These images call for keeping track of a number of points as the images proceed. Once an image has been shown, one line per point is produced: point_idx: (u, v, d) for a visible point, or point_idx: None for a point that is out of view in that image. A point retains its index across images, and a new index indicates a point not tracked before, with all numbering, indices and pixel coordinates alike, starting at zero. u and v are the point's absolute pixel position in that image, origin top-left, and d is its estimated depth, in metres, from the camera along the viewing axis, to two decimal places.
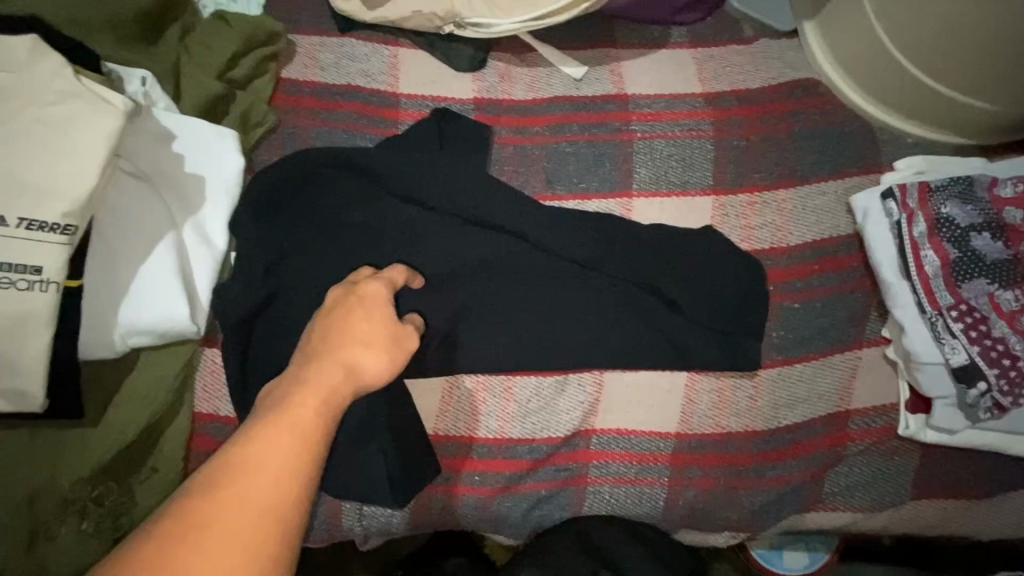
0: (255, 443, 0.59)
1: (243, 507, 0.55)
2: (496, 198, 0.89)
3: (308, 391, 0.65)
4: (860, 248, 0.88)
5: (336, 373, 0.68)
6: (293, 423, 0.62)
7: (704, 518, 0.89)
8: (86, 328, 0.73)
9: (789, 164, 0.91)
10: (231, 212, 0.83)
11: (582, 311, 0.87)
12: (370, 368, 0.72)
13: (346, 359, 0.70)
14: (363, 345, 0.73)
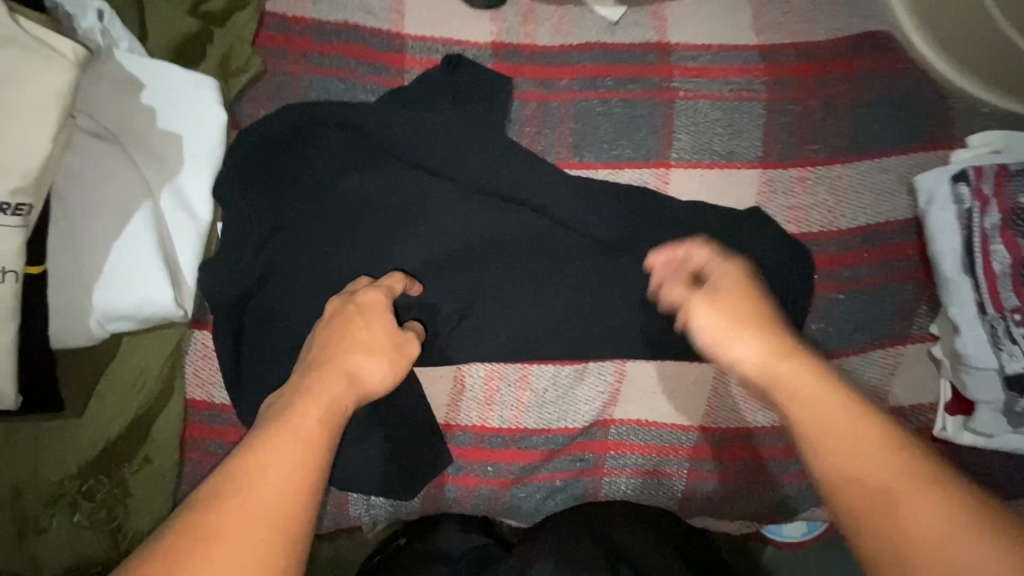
0: (254, 455, 0.51)
1: (244, 528, 0.47)
2: (514, 171, 0.79)
3: (309, 398, 0.58)
4: (918, 235, 0.79)
5: (337, 382, 0.61)
6: (295, 432, 0.54)
7: (721, 512, 0.87)
8: (56, 314, 0.65)
9: (847, 135, 0.80)
10: (214, 177, 0.73)
11: (609, 298, 0.79)
12: (372, 377, 0.64)
13: (346, 368, 0.63)
14: (362, 352, 0.65)
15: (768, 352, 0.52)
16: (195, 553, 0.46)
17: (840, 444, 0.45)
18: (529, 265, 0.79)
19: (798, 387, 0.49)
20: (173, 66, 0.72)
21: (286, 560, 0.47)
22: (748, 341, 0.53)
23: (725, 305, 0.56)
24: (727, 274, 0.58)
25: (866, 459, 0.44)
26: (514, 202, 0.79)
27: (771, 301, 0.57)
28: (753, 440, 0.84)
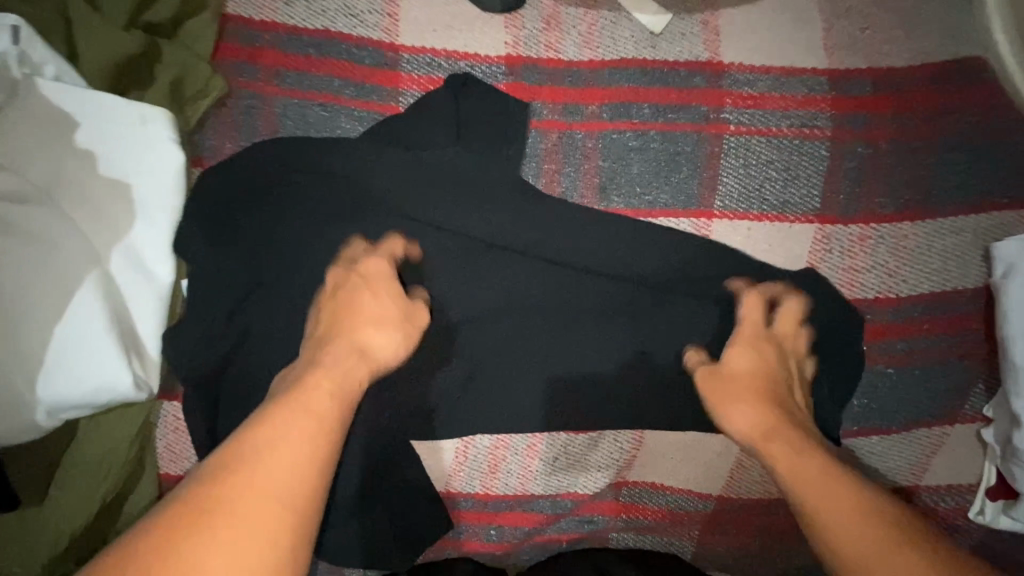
0: (268, 426, 0.47)
1: (262, 500, 0.42)
2: (527, 220, 0.67)
3: (320, 372, 0.53)
4: (987, 306, 0.69)
5: (348, 359, 0.56)
6: (309, 408, 0.49)
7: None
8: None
9: (921, 185, 0.68)
10: (174, 231, 0.62)
11: (636, 371, 0.68)
12: (383, 349, 0.59)
13: (355, 343, 0.57)
14: (372, 324, 0.59)
15: (758, 414, 0.59)
16: (207, 527, 0.40)
17: (817, 495, 0.51)
18: (541, 330, 0.68)
19: (773, 445, 0.56)
20: (113, 97, 0.59)
21: (303, 536, 0.42)
22: (745, 410, 0.60)
23: (736, 373, 0.62)
24: (747, 330, 0.64)
25: (836, 511, 0.50)
26: (527, 255, 0.67)
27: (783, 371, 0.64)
28: (773, 509, 0.79)
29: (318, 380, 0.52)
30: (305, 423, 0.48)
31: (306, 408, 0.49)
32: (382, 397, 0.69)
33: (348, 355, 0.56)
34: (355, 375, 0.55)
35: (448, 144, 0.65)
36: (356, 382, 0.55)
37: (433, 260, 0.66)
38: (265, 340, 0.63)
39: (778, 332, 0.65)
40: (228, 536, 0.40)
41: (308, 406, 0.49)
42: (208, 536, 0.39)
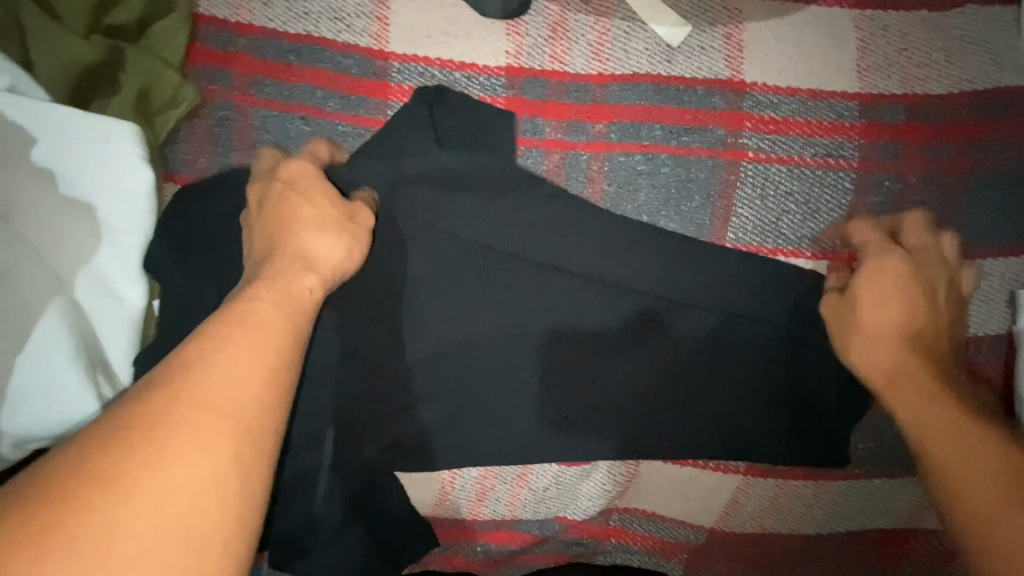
0: (215, 342, 0.40)
1: (209, 423, 0.36)
2: (522, 246, 0.62)
3: (263, 284, 0.46)
4: (1007, 355, 0.65)
5: (285, 268, 0.49)
6: (258, 326, 0.42)
7: None
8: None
9: (948, 225, 0.64)
10: (144, 252, 0.58)
11: (632, 408, 0.66)
12: (328, 254, 0.51)
13: (292, 250, 0.50)
14: (310, 230, 0.52)
15: (900, 345, 0.56)
16: (141, 452, 0.34)
17: (952, 450, 0.50)
18: (534, 361, 0.65)
19: (913, 384, 0.54)
20: (71, 109, 0.55)
21: (258, 463, 0.37)
22: (890, 341, 0.56)
23: (876, 294, 0.57)
24: (885, 256, 0.59)
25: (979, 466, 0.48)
26: (522, 283, 0.64)
27: (919, 303, 0.57)
28: (768, 545, 0.76)
29: (263, 298, 0.45)
30: (250, 340, 0.41)
31: (249, 325, 0.42)
32: (363, 424, 0.65)
33: (298, 264, 0.49)
34: (309, 295, 0.48)
35: (438, 163, 0.61)
36: (309, 299, 0.47)
37: (421, 287, 0.63)
38: None
39: (923, 256, 0.59)
40: (165, 461, 0.34)
41: (254, 323, 0.42)
42: (143, 463, 0.34)
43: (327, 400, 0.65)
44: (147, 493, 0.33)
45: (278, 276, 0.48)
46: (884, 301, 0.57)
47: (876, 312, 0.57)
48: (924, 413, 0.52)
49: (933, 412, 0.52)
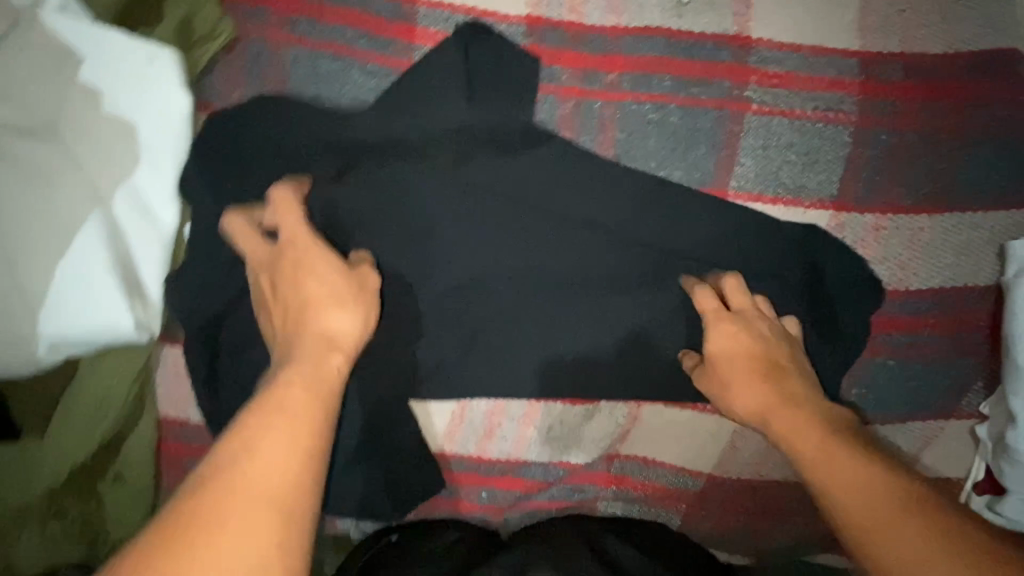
0: (252, 426, 0.46)
1: (252, 505, 0.41)
2: (536, 185, 0.66)
3: (292, 368, 0.52)
4: (995, 304, 0.69)
5: (310, 348, 0.54)
6: (294, 411, 0.48)
7: (721, 556, 0.83)
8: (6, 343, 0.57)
9: (942, 179, 0.67)
10: (179, 175, 0.61)
11: (630, 344, 0.71)
12: (346, 331, 0.57)
13: (315, 331, 0.56)
14: (328, 307, 0.57)
15: (765, 400, 0.64)
16: (193, 544, 0.38)
17: (843, 493, 0.53)
18: (545, 296, 0.69)
19: (786, 427, 0.62)
20: (118, 33, 0.59)
21: (297, 537, 0.41)
22: (749, 397, 0.65)
23: (727, 361, 0.67)
24: (717, 325, 0.66)
25: (850, 486, 0.53)
26: (535, 221, 0.67)
27: (766, 358, 0.66)
28: (761, 490, 0.80)
29: (292, 380, 0.51)
30: (290, 422, 0.47)
31: (284, 407, 0.48)
32: (381, 352, 0.69)
33: (317, 344, 0.55)
34: (335, 375, 0.53)
35: (460, 103, 0.65)
36: (335, 376, 0.53)
37: (439, 221, 0.66)
38: None
39: (746, 316, 0.67)
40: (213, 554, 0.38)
41: (289, 405, 0.48)
42: (199, 552, 0.37)
43: None
44: (207, 568, 0.37)
45: (305, 358, 0.53)
46: (731, 362, 0.67)
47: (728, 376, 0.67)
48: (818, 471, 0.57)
49: (808, 452, 0.59)
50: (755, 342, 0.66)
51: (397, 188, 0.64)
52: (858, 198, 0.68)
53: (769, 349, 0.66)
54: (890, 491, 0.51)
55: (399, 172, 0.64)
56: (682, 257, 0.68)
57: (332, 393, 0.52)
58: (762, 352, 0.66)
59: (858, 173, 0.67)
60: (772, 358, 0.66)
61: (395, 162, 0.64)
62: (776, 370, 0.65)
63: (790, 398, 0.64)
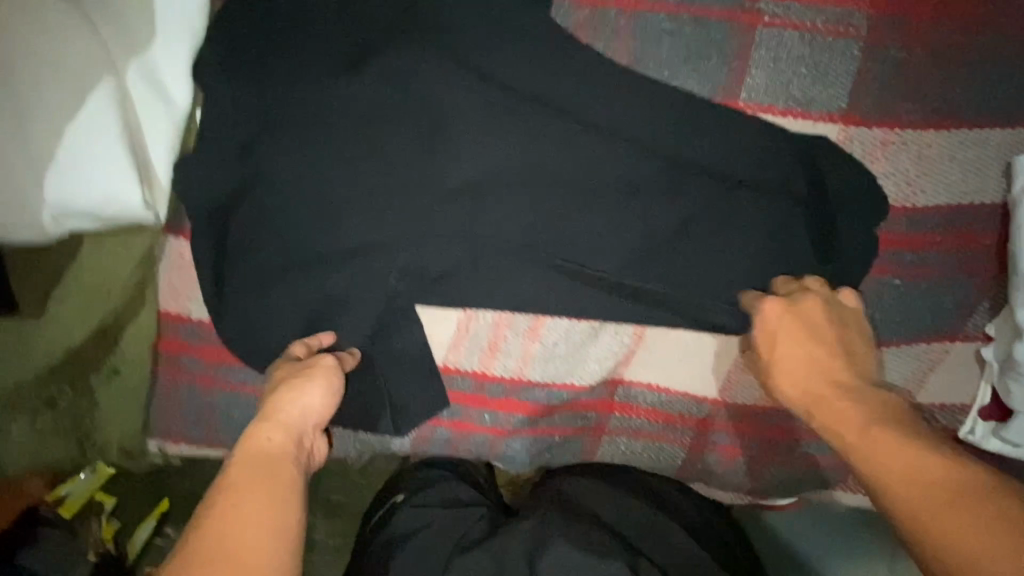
0: (215, 527, 0.48)
1: None
2: (550, 87, 0.66)
3: (247, 452, 0.55)
4: (1002, 223, 0.70)
5: (268, 425, 0.57)
6: (259, 490, 0.51)
7: (718, 494, 0.84)
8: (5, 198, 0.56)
9: (951, 95, 0.67)
10: (193, 54, 0.61)
11: (637, 256, 0.70)
12: (304, 407, 0.59)
13: (276, 407, 0.58)
14: (289, 387, 0.59)
15: (817, 390, 0.60)
16: None
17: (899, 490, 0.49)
18: (553, 202, 0.68)
19: (833, 418, 0.57)
20: None
21: None
22: (803, 383, 0.62)
23: (778, 350, 0.63)
24: (769, 315, 0.64)
25: (905, 487, 0.48)
26: (545, 123, 0.66)
27: (821, 336, 0.63)
28: (766, 419, 0.80)
29: (251, 463, 0.53)
30: (253, 504, 0.50)
31: (246, 490, 0.51)
32: (382, 255, 0.67)
33: (277, 418, 0.57)
34: (292, 447, 0.56)
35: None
36: (290, 449, 0.56)
37: (449, 120, 0.66)
38: (277, 178, 0.64)
39: (797, 301, 0.64)
40: None
41: (251, 487, 0.51)
42: None
43: (351, 224, 0.66)
44: None
45: (263, 434, 0.56)
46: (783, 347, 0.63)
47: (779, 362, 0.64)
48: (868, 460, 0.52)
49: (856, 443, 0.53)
50: (809, 320, 0.63)
51: (410, 83, 0.65)
52: (866, 114, 0.68)
53: (825, 328, 0.63)
54: (943, 492, 0.46)
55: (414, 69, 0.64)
56: (689, 166, 0.67)
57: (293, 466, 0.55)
58: (817, 331, 0.63)
59: (868, 88, 0.67)
60: (828, 335, 0.63)
61: (407, 56, 0.64)
62: (834, 348, 0.63)
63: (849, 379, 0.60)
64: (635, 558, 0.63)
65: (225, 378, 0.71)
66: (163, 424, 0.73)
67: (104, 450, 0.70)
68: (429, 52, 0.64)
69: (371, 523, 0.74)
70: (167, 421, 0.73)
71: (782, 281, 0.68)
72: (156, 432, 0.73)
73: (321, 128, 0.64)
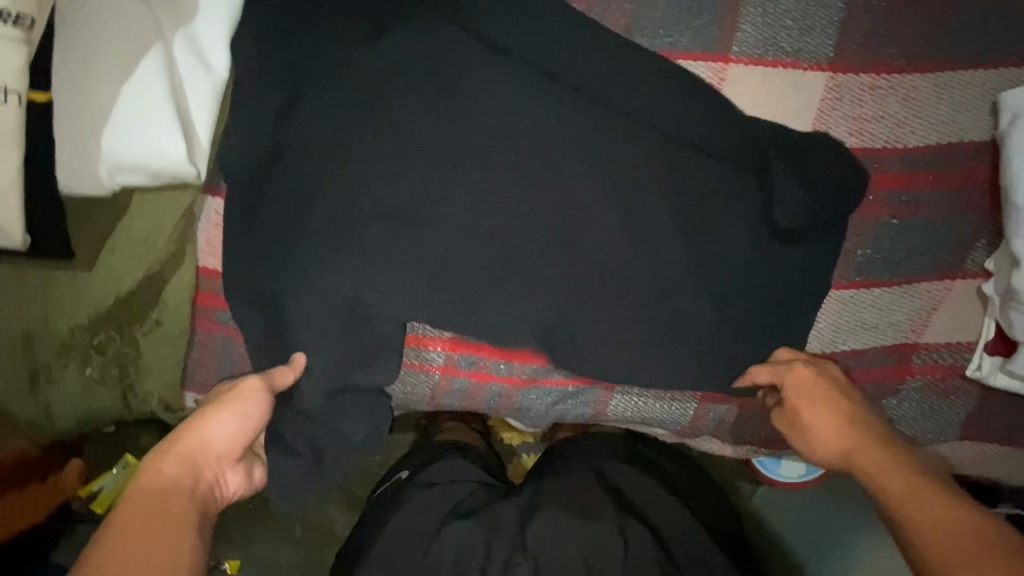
0: (101, 561, 0.51)
1: None
2: (553, 50, 0.70)
3: (141, 485, 0.58)
4: (990, 161, 0.73)
5: (164, 457, 0.60)
6: (145, 522, 0.55)
7: (722, 448, 0.89)
8: (64, 146, 0.64)
9: (935, 39, 0.71)
10: (232, 28, 0.68)
11: (641, 210, 0.72)
12: (213, 433, 0.63)
13: (185, 441, 0.61)
14: (206, 421, 0.63)
15: (849, 443, 0.68)
16: None
17: (927, 532, 0.57)
18: (560, 163, 0.70)
19: (869, 466, 0.65)
20: None
21: None
22: (833, 436, 0.69)
23: (807, 401, 0.71)
24: (797, 375, 0.73)
25: (944, 539, 0.56)
26: (547, 84, 0.70)
27: (846, 396, 0.72)
28: None
29: (137, 497, 0.57)
30: (130, 536, 0.54)
31: (130, 524, 0.55)
32: (396, 213, 0.69)
33: (172, 451, 0.60)
34: (188, 479, 0.59)
35: None
36: (183, 480, 0.59)
37: (456, 85, 0.69)
38: (302, 138, 0.68)
39: (818, 365, 0.74)
40: None
41: (135, 520, 0.55)
42: None
43: (365, 183, 0.68)
44: None
45: (156, 468, 0.59)
46: (810, 403, 0.71)
47: (805, 420, 0.71)
48: (893, 502, 0.61)
49: (900, 492, 0.61)
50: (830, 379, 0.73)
51: (420, 48, 0.69)
52: (852, 62, 0.72)
53: (844, 389, 0.72)
54: (977, 531, 0.55)
55: (425, 36, 0.69)
56: (688, 119, 0.71)
57: (185, 497, 0.58)
58: (837, 390, 0.72)
59: (852, 37, 0.71)
60: (846, 393, 0.72)
61: (419, 27, 0.69)
62: (856, 403, 0.71)
63: (879, 429, 0.68)
64: (622, 521, 0.75)
65: None
66: (199, 378, 0.77)
67: (144, 401, 0.75)
68: (439, 23, 0.69)
69: (379, 489, 0.85)
70: (202, 373, 0.77)
71: (786, 351, 0.76)
72: (192, 385, 0.78)
73: (337, 91, 0.68)
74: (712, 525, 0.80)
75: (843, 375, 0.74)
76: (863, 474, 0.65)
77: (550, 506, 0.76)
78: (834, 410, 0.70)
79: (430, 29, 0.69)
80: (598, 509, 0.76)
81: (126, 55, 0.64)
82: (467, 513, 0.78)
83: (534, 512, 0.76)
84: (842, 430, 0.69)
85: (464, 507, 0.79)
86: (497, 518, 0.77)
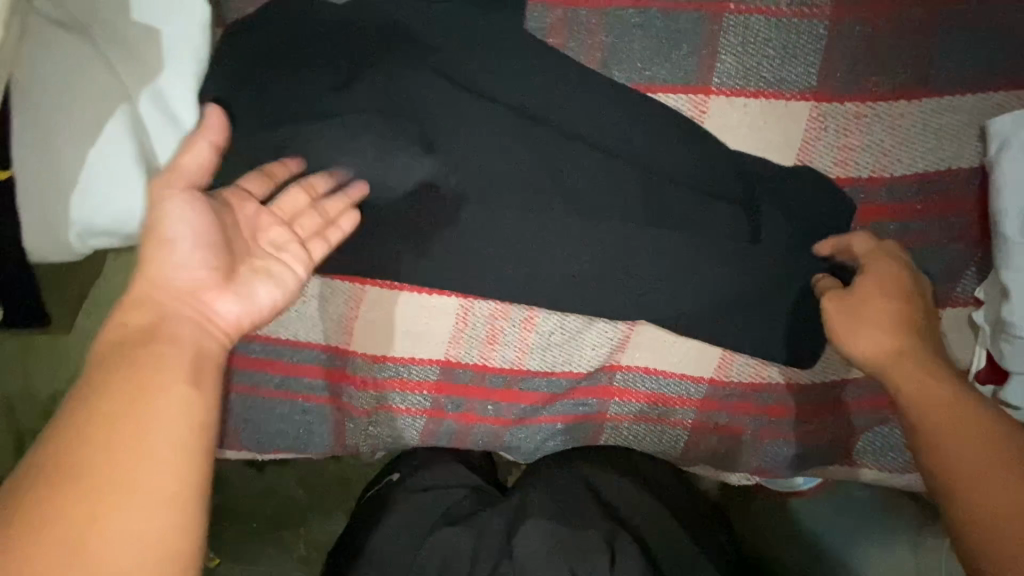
0: (85, 419, 0.42)
1: (147, 493, 0.41)
2: (530, 89, 0.68)
3: (113, 333, 0.47)
4: (978, 187, 0.72)
5: (138, 308, 0.49)
6: (138, 379, 0.44)
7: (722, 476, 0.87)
8: (31, 216, 0.62)
9: (921, 65, 0.69)
10: (197, 80, 0.66)
11: (625, 243, 0.70)
12: (179, 260, 0.51)
13: (150, 277, 0.50)
14: (169, 258, 0.51)
15: (891, 346, 0.62)
16: (89, 531, 0.39)
17: (944, 449, 0.55)
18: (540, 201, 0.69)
19: (909, 380, 0.60)
20: None
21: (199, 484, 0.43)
22: (885, 338, 0.63)
23: (880, 292, 0.65)
24: (881, 263, 0.67)
25: (965, 466, 0.53)
26: (525, 124, 0.68)
27: (916, 299, 0.66)
28: (762, 396, 0.81)
29: (116, 355, 0.45)
30: (126, 393, 0.43)
31: (124, 393, 0.43)
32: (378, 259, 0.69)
33: (162, 297, 0.49)
34: (191, 319, 0.49)
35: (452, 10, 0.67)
36: (175, 327, 0.48)
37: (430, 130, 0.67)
38: None
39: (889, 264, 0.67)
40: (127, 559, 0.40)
41: (132, 389, 0.43)
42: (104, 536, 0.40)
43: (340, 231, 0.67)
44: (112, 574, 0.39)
45: (136, 318, 0.48)
46: (867, 300, 0.65)
47: (861, 314, 0.64)
48: (923, 410, 0.58)
49: (945, 410, 0.57)
50: (903, 279, 0.66)
51: (392, 90, 0.66)
52: (836, 91, 0.70)
53: (914, 292, 0.66)
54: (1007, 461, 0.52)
55: (396, 79, 0.66)
56: (667, 153, 0.70)
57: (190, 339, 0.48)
58: (903, 287, 0.66)
59: (835, 66, 0.69)
60: (911, 295, 0.66)
61: (390, 69, 0.66)
62: (915, 308, 0.65)
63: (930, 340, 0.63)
64: (611, 531, 0.73)
65: (249, 356, 0.76)
66: None
67: None
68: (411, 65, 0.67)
69: (371, 489, 0.86)
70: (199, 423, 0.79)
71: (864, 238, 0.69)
72: None
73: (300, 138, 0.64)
74: (713, 547, 0.77)
75: (915, 280, 0.67)
76: (898, 385, 0.61)
77: (537, 518, 0.75)
78: (889, 306, 0.64)
79: (402, 70, 0.66)
80: (589, 522, 0.75)
81: (90, 117, 0.62)
82: (453, 520, 0.78)
83: (524, 518, 0.76)
84: (897, 333, 0.63)
85: (453, 513, 0.79)
86: (484, 524, 0.77)
